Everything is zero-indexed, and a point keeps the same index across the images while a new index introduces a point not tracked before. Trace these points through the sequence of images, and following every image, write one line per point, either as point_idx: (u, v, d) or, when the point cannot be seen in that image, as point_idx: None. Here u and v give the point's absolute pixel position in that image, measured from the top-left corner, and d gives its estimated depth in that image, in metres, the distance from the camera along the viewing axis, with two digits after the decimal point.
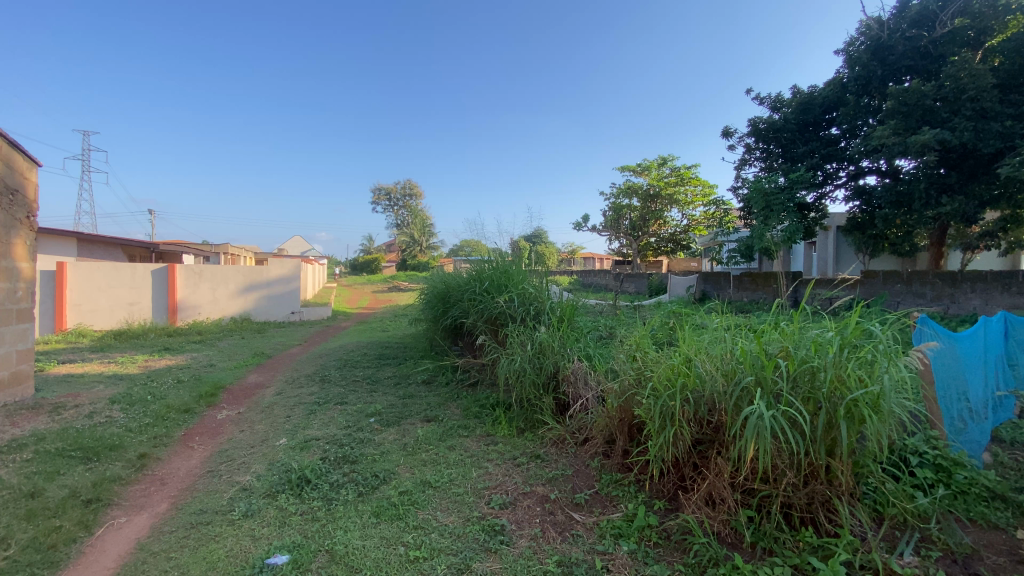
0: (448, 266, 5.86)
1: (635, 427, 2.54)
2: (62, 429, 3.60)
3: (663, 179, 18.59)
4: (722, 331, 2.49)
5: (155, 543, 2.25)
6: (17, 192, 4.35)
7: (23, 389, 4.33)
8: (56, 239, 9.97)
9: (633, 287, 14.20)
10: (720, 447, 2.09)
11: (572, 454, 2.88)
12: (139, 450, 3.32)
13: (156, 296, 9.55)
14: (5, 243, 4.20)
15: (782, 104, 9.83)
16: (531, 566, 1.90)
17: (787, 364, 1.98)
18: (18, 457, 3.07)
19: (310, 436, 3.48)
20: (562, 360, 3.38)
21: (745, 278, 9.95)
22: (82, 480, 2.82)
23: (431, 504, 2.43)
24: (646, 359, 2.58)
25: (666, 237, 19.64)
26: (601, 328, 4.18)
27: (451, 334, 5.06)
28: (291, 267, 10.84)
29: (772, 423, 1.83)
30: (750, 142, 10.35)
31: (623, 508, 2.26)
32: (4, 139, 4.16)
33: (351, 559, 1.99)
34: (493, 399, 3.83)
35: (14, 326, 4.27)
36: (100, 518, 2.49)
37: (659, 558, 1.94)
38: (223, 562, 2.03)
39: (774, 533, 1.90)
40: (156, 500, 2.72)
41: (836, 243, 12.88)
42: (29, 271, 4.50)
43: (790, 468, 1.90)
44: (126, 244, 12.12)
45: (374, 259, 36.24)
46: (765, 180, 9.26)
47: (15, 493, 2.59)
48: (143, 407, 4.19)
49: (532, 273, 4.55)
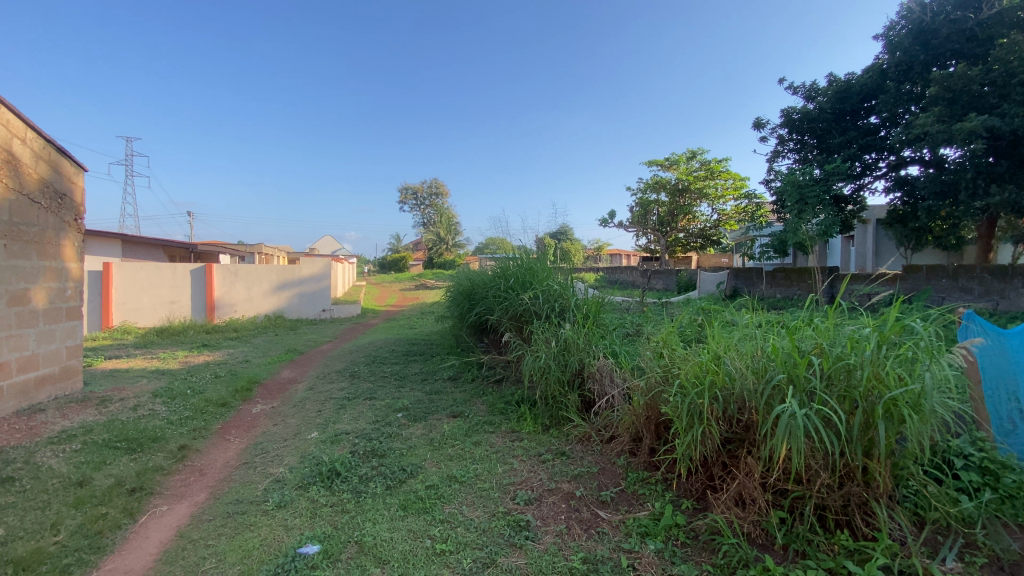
0: (474, 263, 5.90)
1: (662, 425, 2.51)
2: (109, 421, 3.79)
3: (692, 173, 18.20)
4: (751, 328, 2.44)
5: (195, 531, 2.35)
6: (64, 196, 4.59)
7: (72, 383, 4.58)
8: (102, 240, 10.46)
9: (661, 284, 13.99)
10: (751, 447, 2.04)
11: (597, 452, 2.85)
12: (180, 442, 3.46)
13: (196, 294, 9.94)
14: (55, 244, 4.43)
15: (817, 92, 9.52)
16: (557, 562, 1.90)
17: (821, 362, 1.93)
18: (68, 447, 3.25)
19: (340, 430, 3.56)
20: (587, 356, 3.35)
21: (780, 274, 9.70)
22: (127, 470, 2.96)
23: (457, 498, 2.45)
24: (673, 357, 2.56)
25: (696, 232, 19.32)
26: (628, 325, 4.14)
27: (477, 331, 5.11)
28: (322, 266, 11.09)
29: (805, 421, 1.78)
30: (782, 133, 10.07)
31: (650, 507, 2.23)
32: (50, 145, 4.38)
33: (380, 551, 2.03)
34: (519, 396, 3.83)
35: (64, 323, 4.50)
36: (142, 506, 2.61)
37: (686, 558, 1.91)
38: (258, 551, 2.10)
39: (807, 536, 1.85)
40: (196, 490, 2.84)
41: (876, 237, 12.37)
42: (77, 270, 4.75)
43: (823, 468, 1.84)
44: (166, 245, 12.59)
45: (402, 257, 36.71)
46: (800, 172, 8.99)
47: (65, 482, 2.74)
48: (183, 401, 4.36)
49: (557, 270, 4.53)
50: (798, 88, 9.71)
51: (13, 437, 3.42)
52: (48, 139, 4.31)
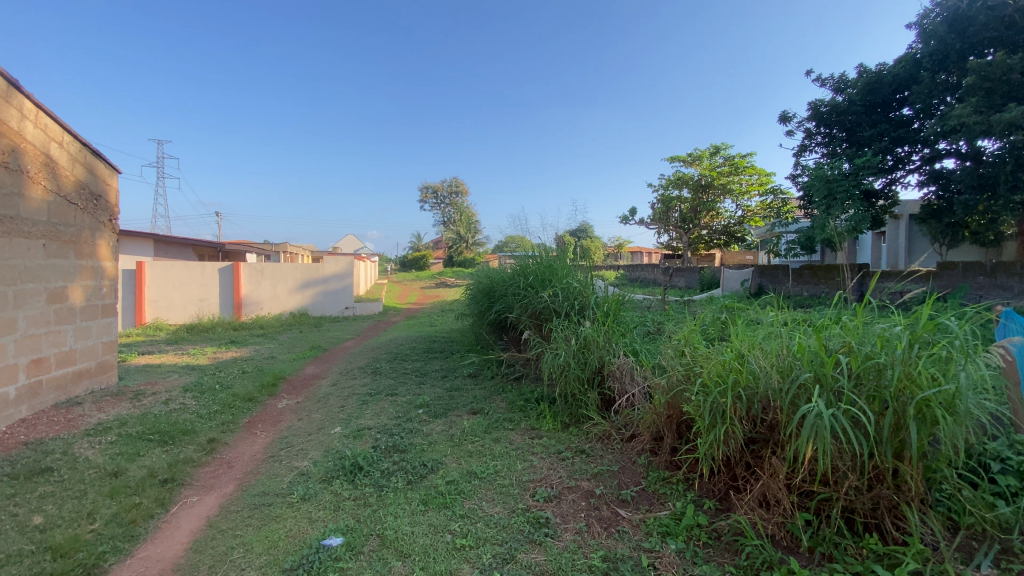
0: (493, 261, 5.92)
1: (684, 424, 2.48)
2: (142, 414, 3.93)
3: (715, 169, 17.90)
4: (777, 325, 2.39)
5: (223, 521, 2.42)
6: (100, 197, 4.77)
7: (107, 377, 4.76)
8: (135, 240, 10.83)
9: (683, 282, 13.80)
10: (776, 447, 2.00)
11: (617, 451, 2.83)
12: (209, 435, 3.57)
13: (224, 292, 10.22)
14: (91, 244, 4.61)
15: (847, 84, 9.25)
16: (576, 559, 1.90)
17: (849, 361, 1.88)
18: (104, 439, 3.37)
19: (363, 425, 3.62)
20: (607, 354, 3.34)
21: (807, 272, 9.48)
22: (159, 461, 3.06)
23: (477, 494, 2.47)
24: (696, 355, 2.53)
25: (719, 229, 18.99)
26: (649, 324, 4.11)
27: (496, 329, 5.13)
28: (345, 265, 11.27)
29: (833, 422, 1.73)
30: (810, 127, 9.82)
31: (671, 506, 2.21)
32: (86, 149, 4.55)
33: (401, 544, 2.06)
34: (538, 394, 3.83)
35: (100, 320, 4.68)
36: (174, 497, 2.70)
37: (708, 559, 1.89)
38: (284, 542, 2.16)
39: (834, 539, 1.81)
40: (224, 482, 2.92)
41: (908, 233, 11.97)
42: (112, 270, 4.94)
43: (851, 470, 1.80)
44: (196, 245, 13.02)
45: (422, 256, 37.03)
46: (828, 166, 8.75)
47: (101, 473, 2.85)
48: (212, 396, 4.49)
49: (577, 267, 4.50)
50: (826, 80, 9.46)
51: (53, 429, 3.58)
52: (84, 143, 4.49)
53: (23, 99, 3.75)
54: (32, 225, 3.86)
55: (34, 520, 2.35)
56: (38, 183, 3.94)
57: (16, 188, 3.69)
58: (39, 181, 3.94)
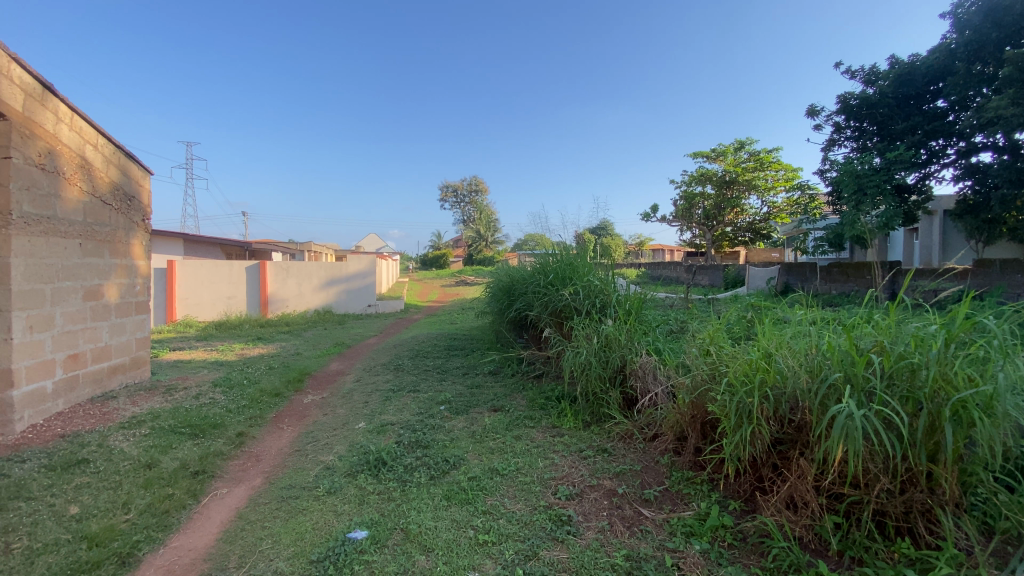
0: (513, 259, 5.92)
1: (709, 424, 2.44)
2: (174, 408, 4.05)
3: (740, 165, 17.59)
4: (805, 324, 2.33)
5: (252, 513, 2.48)
6: (133, 198, 4.94)
7: (140, 372, 4.94)
8: (166, 239, 11.18)
9: (706, 280, 13.59)
10: (803, 448, 1.96)
11: (640, 450, 2.81)
12: (238, 429, 3.66)
13: (251, 290, 10.46)
14: (125, 243, 4.78)
15: (878, 76, 8.98)
16: (599, 558, 1.89)
17: (882, 361, 1.83)
18: (138, 432, 3.49)
19: (386, 421, 3.67)
20: (629, 353, 3.31)
21: (836, 270, 9.25)
22: (191, 454, 3.16)
23: (499, 491, 2.48)
24: (721, 354, 2.49)
25: (744, 226, 18.66)
26: (672, 322, 4.07)
27: (517, 327, 5.13)
28: (368, 263, 11.42)
29: (864, 423, 1.69)
30: (838, 121, 9.58)
31: (695, 507, 2.18)
32: (120, 151, 4.72)
33: (424, 539, 2.08)
34: (559, 392, 3.82)
35: (134, 317, 4.85)
36: (205, 488, 2.78)
37: (734, 560, 1.86)
38: (310, 534, 2.20)
39: (864, 543, 1.77)
40: (252, 475, 3.00)
41: (943, 229, 11.57)
42: (145, 268, 5.11)
43: (883, 472, 1.75)
44: (224, 244, 13.42)
45: (443, 254, 37.29)
46: (858, 160, 8.51)
47: (136, 464, 2.95)
48: (241, 391, 4.61)
49: (598, 265, 4.47)
50: (856, 72, 9.21)
51: (89, 422, 3.72)
52: (118, 145, 4.65)
53: (57, 102, 3.89)
54: (69, 225, 4.00)
55: (72, 510, 2.44)
56: (74, 184, 4.08)
57: (53, 189, 3.83)
58: (75, 182, 4.09)
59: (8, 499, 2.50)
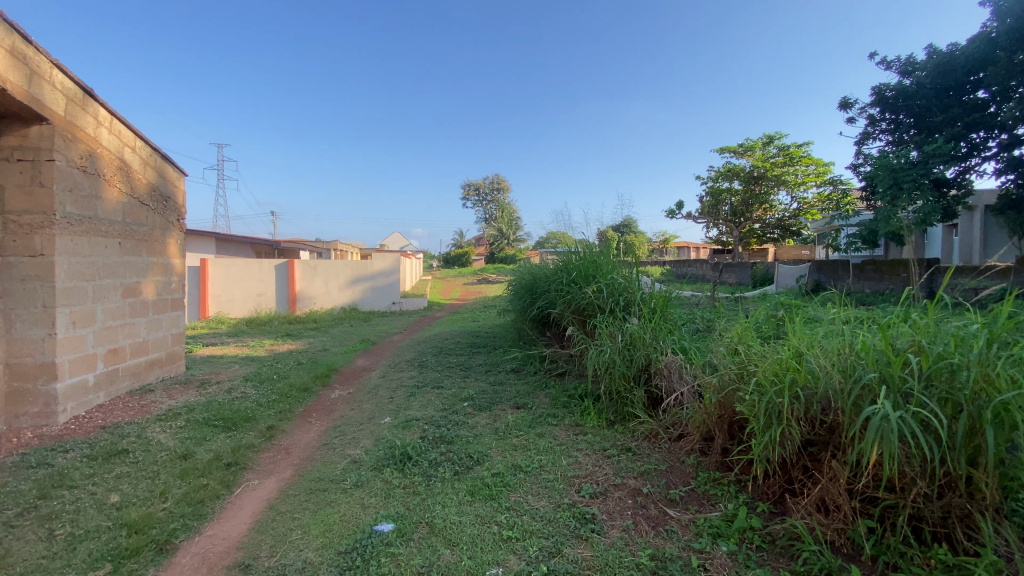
0: (535, 257, 5.92)
1: (737, 424, 2.40)
2: (207, 402, 4.19)
3: (769, 160, 17.18)
4: (838, 324, 2.27)
5: (283, 504, 2.55)
6: (169, 199, 5.12)
7: (175, 366, 5.12)
8: (199, 239, 11.53)
9: (733, 278, 13.32)
10: (836, 450, 1.90)
11: (665, 450, 2.78)
12: (269, 422, 3.76)
13: (280, 288, 10.71)
14: (161, 242, 4.96)
15: (915, 67, 8.64)
16: (623, 557, 1.88)
17: (919, 361, 1.77)
18: (175, 424, 3.63)
19: (410, 416, 3.72)
20: (654, 352, 3.27)
21: (870, 267, 8.97)
22: (224, 446, 3.26)
23: (523, 488, 2.49)
24: (750, 353, 2.44)
25: (772, 222, 18.24)
26: (698, 321, 4.01)
27: (539, 325, 5.13)
28: (392, 261, 11.57)
29: (901, 425, 1.63)
30: (873, 113, 9.26)
31: (722, 507, 2.15)
32: (156, 154, 4.89)
33: (449, 533, 2.10)
34: (582, 390, 3.80)
35: (169, 313, 5.03)
36: (237, 479, 2.87)
37: (762, 563, 1.83)
38: (338, 526, 2.25)
39: (899, 548, 1.71)
40: (282, 467, 3.07)
41: (985, 225, 11.09)
42: (180, 265, 5.29)
43: (920, 476, 1.69)
44: (254, 244, 13.84)
45: (465, 252, 37.50)
46: (893, 154, 8.21)
47: (172, 455, 3.07)
48: (271, 385, 4.74)
49: (621, 263, 4.43)
50: (892, 63, 8.89)
51: (128, 414, 3.87)
52: (154, 148, 4.82)
53: (97, 106, 4.04)
54: (109, 225, 4.17)
55: (113, 498, 2.55)
56: (114, 185, 4.24)
57: (94, 190, 3.99)
58: (115, 184, 4.25)
59: (52, 487, 2.62)
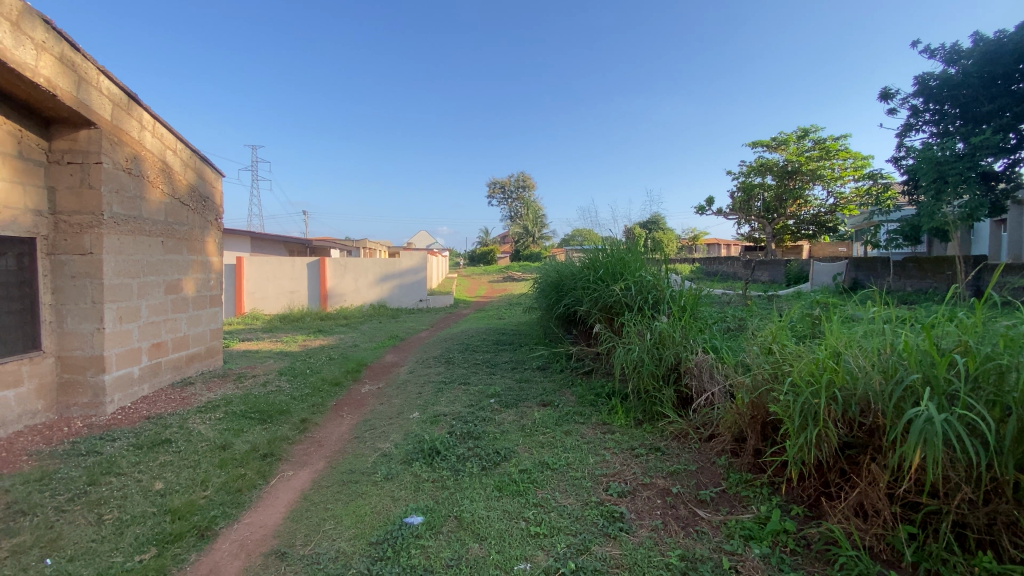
0: (561, 255, 5.91)
1: (770, 425, 2.34)
2: (244, 395, 4.34)
3: (804, 154, 16.68)
4: (878, 323, 2.19)
5: (316, 494, 2.62)
6: (208, 199, 5.32)
7: (213, 361, 5.31)
8: (235, 238, 11.90)
9: (766, 276, 12.98)
10: (876, 453, 1.84)
11: (695, 450, 2.74)
12: (302, 415, 3.87)
13: (312, 285, 10.98)
14: (200, 241, 5.15)
15: (960, 55, 8.25)
16: (652, 557, 1.86)
17: (966, 362, 1.69)
18: (214, 415, 3.77)
19: (438, 411, 3.77)
20: (684, 351, 3.23)
21: (912, 265, 8.64)
22: (260, 437, 3.37)
23: (550, 484, 2.49)
24: (785, 353, 2.38)
25: (808, 218, 17.71)
26: (729, 320, 3.93)
27: (565, 323, 5.12)
28: (419, 259, 11.72)
29: (945, 427, 1.57)
30: (916, 104, 8.86)
31: (754, 509, 2.11)
32: (196, 156, 5.08)
33: (478, 528, 2.13)
34: (609, 389, 3.78)
35: (208, 309, 5.23)
36: (273, 470, 2.97)
37: (797, 566, 1.78)
38: (370, 517, 2.31)
39: (942, 555, 1.64)
40: (315, 459, 3.16)
41: None
42: (218, 264, 5.49)
43: (965, 481, 1.62)
44: (287, 242, 14.23)
45: (491, 250, 37.64)
46: (937, 146, 7.85)
47: (212, 446, 3.19)
48: (304, 379, 4.88)
49: (650, 260, 4.38)
50: (936, 51, 8.51)
51: (170, 406, 4.04)
52: (194, 150, 5.00)
53: (141, 110, 4.22)
54: (152, 224, 4.35)
55: (157, 485, 2.68)
56: (157, 186, 4.42)
57: (138, 191, 4.16)
58: (157, 185, 4.43)
59: (101, 475, 2.76)
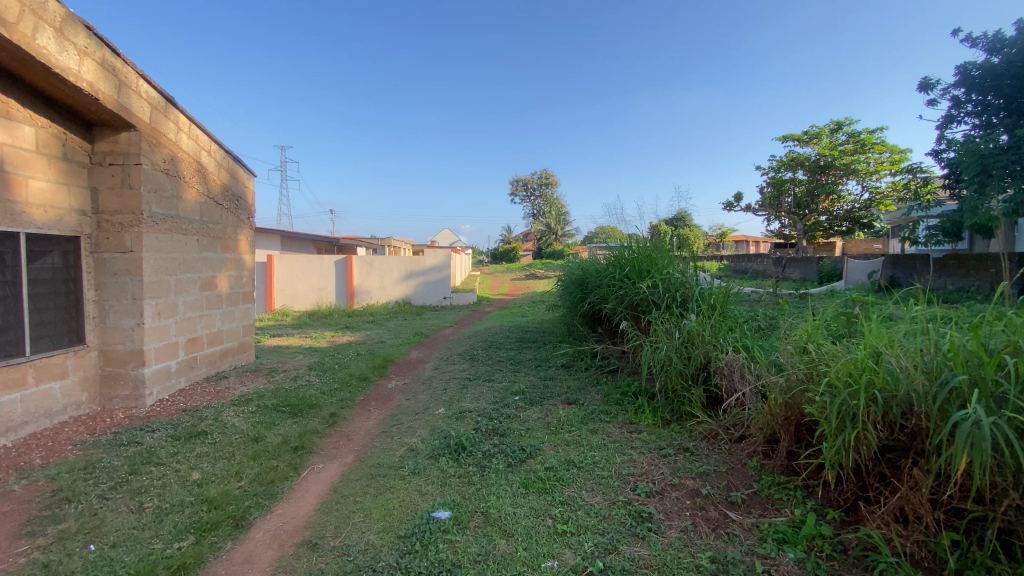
0: (585, 252, 5.88)
1: (805, 427, 2.28)
2: (275, 389, 4.45)
3: (837, 148, 16.16)
4: (920, 322, 2.11)
5: (346, 487, 2.67)
6: (240, 198, 5.47)
7: (245, 356, 5.46)
8: (265, 236, 12.22)
9: (798, 274, 12.63)
10: (918, 457, 1.77)
11: (725, 451, 2.69)
12: (331, 410, 3.95)
13: (339, 282, 11.18)
14: (234, 239, 5.30)
15: (1005, 43, 7.85)
16: (683, 558, 1.83)
17: (1016, 363, 1.62)
18: (247, 408, 3.88)
19: (464, 407, 3.79)
20: (714, 350, 3.16)
21: (952, 262, 8.31)
22: (291, 431, 3.45)
23: (577, 483, 2.48)
24: (820, 353, 2.31)
25: (841, 214, 17.16)
26: (760, 319, 3.84)
27: (590, 320, 5.08)
28: (443, 257, 11.81)
29: (994, 431, 1.49)
30: (957, 95, 8.48)
31: (788, 513, 2.05)
32: (229, 156, 5.23)
33: (504, 524, 2.13)
34: (636, 387, 3.74)
35: (241, 305, 5.38)
36: (303, 463, 3.04)
37: (833, 572, 1.73)
38: (398, 510, 2.34)
39: (987, 563, 1.58)
40: (344, 452, 3.22)
41: None
42: (251, 261, 5.64)
43: (1014, 488, 1.55)
44: (316, 240, 14.54)
45: (514, 248, 37.65)
46: (981, 138, 7.50)
47: (246, 438, 3.28)
48: (333, 374, 4.98)
49: (677, 257, 4.31)
50: (979, 40, 8.12)
51: (205, 398, 4.18)
52: (227, 150, 5.15)
53: (178, 113, 4.37)
54: (188, 222, 4.49)
55: (194, 475, 2.77)
56: (193, 186, 4.57)
57: (176, 191, 4.31)
58: (193, 184, 4.57)
59: (141, 464, 2.87)
